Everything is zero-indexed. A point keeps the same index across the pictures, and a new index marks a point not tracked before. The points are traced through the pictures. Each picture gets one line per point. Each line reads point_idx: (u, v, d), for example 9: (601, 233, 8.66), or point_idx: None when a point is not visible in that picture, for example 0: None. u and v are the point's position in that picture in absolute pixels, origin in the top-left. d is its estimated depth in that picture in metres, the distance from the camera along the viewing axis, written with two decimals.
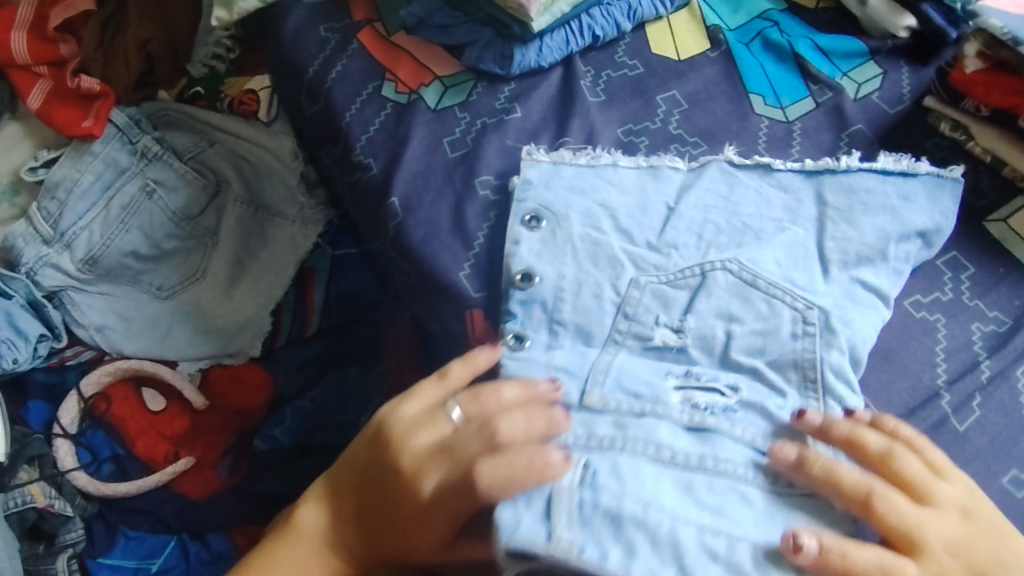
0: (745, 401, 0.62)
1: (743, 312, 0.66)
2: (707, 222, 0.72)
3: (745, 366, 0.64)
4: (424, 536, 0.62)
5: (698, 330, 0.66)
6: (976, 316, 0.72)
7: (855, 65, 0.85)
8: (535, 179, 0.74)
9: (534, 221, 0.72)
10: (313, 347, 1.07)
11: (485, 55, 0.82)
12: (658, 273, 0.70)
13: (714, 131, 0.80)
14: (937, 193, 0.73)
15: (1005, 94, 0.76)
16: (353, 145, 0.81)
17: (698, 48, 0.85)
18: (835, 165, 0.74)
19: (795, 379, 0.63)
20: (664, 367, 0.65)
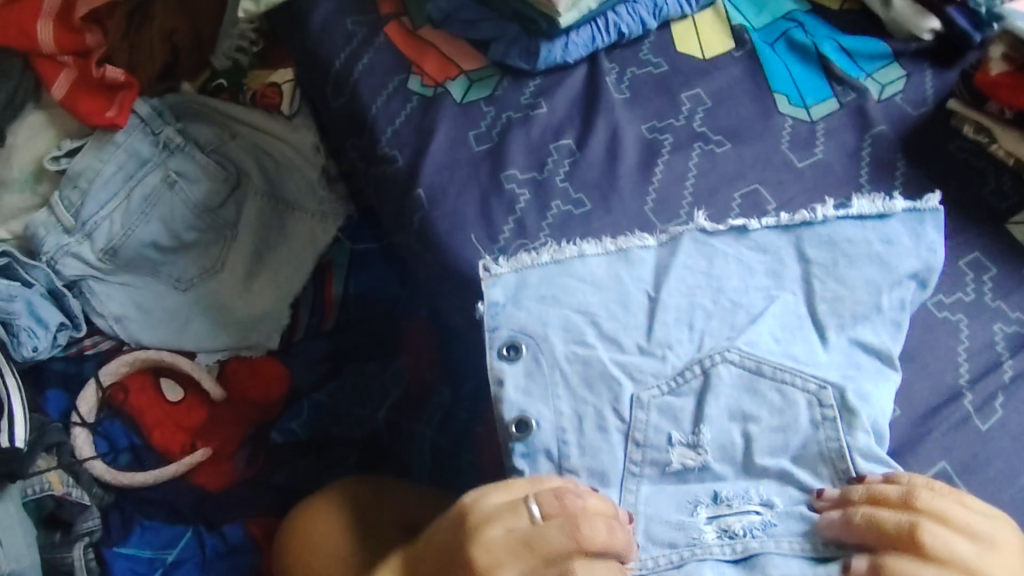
0: (782, 512, 0.60)
1: (756, 403, 0.64)
2: (695, 307, 0.68)
3: (773, 469, 0.62)
4: None
5: (715, 440, 0.63)
6: (999, 316, 0.72)
7: (879, 67, 0.85)
8: (502, 299, 0.69)
9: (512, 351, 0.66)
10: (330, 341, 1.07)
11: (511, 50, 0.82)
12: (657, 382, 0.65)
13: (738, 128, 0.80)
14: (918, 230, 0.70)
15: None
16: (379, 137, 0.81)
17: (722, 46, 0.85)
18: (810, 217, 0.71)
19: (827, 473, 0.61)
20: (689, 495, 0.62)
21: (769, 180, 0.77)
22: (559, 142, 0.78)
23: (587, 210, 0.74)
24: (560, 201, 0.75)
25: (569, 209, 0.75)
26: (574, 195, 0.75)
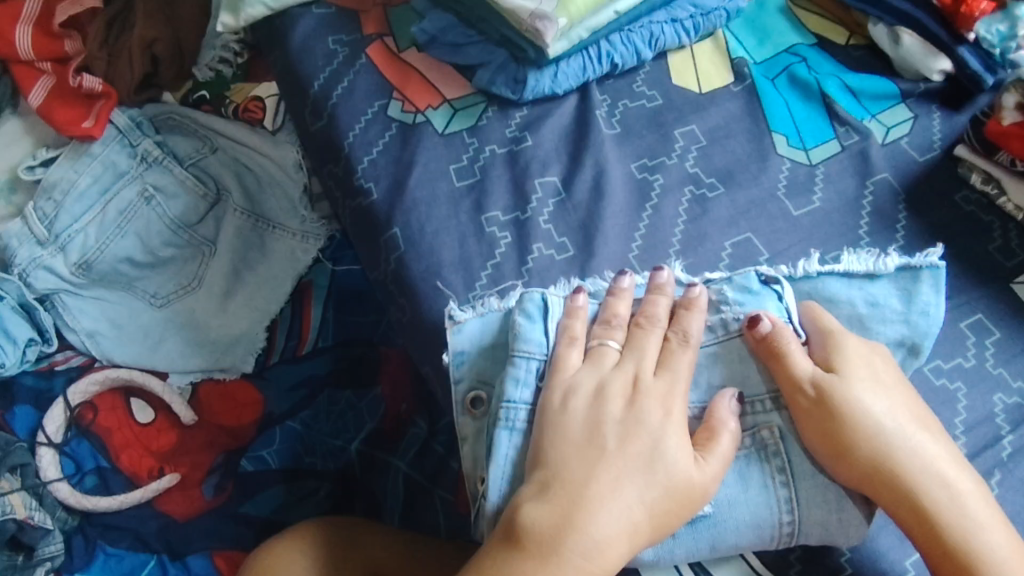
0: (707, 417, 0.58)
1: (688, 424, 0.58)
2: None
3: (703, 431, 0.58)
4: (632, 449, 0.53)
5: None
6: (999, 386, 0.67)
7: (884, 107, 0.81)
8: (468, 348, 0.63)
9: (478, 404, 0.62)
10: (312, 366, 1.02)
11: (497, 78, 0.77)
12: None
13: (732, 171, 0.75)
14: (911, 290, 0.64)
15: None
16: (355, 167, 0.76)
17: (720, 80, 0.82)
18: (790, 271, 0.65)
19: (748, 445, 0.58)
20: None
21: (763, 229, 0.72)
22: (544, 178, 0.73)
23: (570, 255, 0.69)
24: (542, 243, 0.70)
25: (551, 253, 0.69)
26: (557, 239, 0.70)
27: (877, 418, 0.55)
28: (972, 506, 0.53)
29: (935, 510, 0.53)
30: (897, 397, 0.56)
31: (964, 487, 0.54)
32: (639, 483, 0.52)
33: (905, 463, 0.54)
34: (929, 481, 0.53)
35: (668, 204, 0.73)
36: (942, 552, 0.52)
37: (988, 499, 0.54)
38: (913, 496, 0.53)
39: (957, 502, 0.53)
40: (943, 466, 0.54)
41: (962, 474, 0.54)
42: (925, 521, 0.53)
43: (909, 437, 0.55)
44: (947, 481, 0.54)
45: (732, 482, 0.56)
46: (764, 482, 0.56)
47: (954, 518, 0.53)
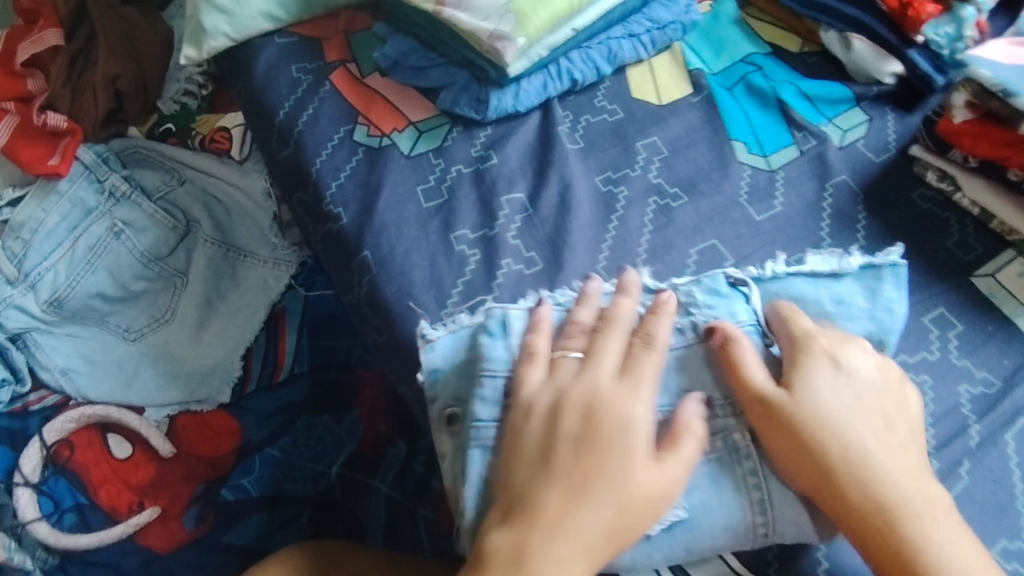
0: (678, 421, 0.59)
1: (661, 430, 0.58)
2: None
3: None
4: (593, 463, 0.53)
5: None
6: (964, 376, 0.69)
7: (840, 112, 0.83)
8: (441, 365, 0.64)
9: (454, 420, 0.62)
10: (290, 392, 1.03)
11: (461, 99, 0.78)
12: None
13: (695, 180, 0.77)
14: (874, 287, 0.66)
15: (996, 146, 0.72)
16: (323, 193, 0.77)
17: (679, 92, 0.83)
18: (758, 273, 0.67)
19: (720, 449, 0.58)
20: None
21: (727, 235, 0.73)
22: (511, 194, 0.74)
23: (539, 270, 0.70)
24: (511, 259, 0.70)
25: (521, 268, 0.70)
26: (526, 254, 0.71)
27: (830, 426, 0.54)
28: (925, 521, 0.52)
29: (884, 521, 0.52)
30: (858, 404, 0.56)
31: (918, 501, 0.52)
32: (600, 495, 0.52)
33: (856, 470, 0.53)
34: (880, 491, 0.53)
35: (633, 215, 0.74)
36: (891, 558, 0.51)
37: (947, 515, 0.52)
38: (861, 505, 0.52)
39: (911, 513, 0.52)
40: (898, 477, 0.53)
41: (917, 488, 0.53)
42: (874, 532, 0.52)
43: (864, 447, 0.54)
44: (899, 492, 0.52)
45: (706, 485, 0.57)
46: (737, 485, 0.57)
47: (907, 527, 0.51)
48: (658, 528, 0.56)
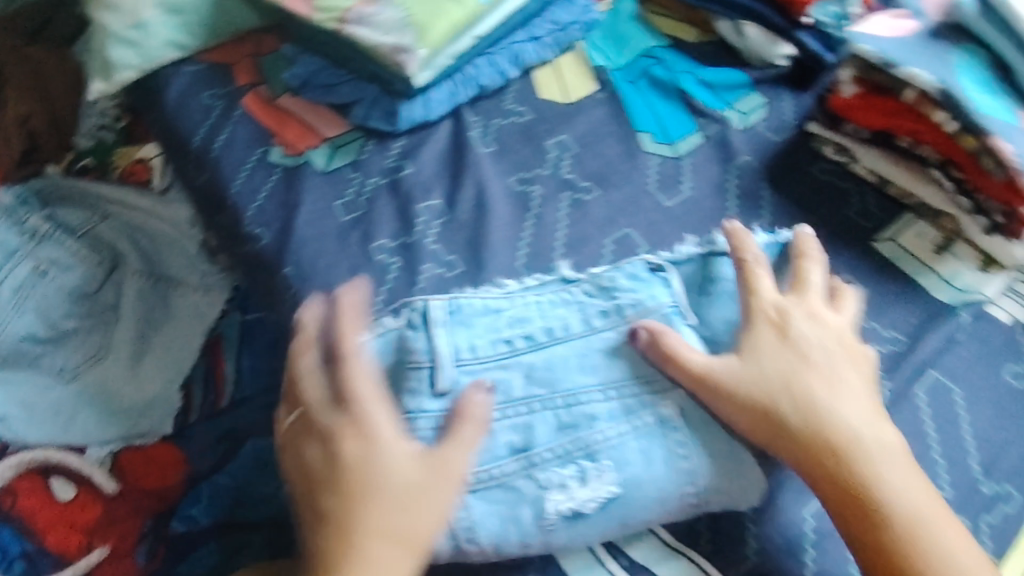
0: (606, 400, 0.59)
1: (586, 411, 0.59)
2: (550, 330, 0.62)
3: (603, 413, 0.59)
4: (364, 507, 0.55)
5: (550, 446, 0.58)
6: (874, 335, 0.71)
7: (739, 96, 0.86)
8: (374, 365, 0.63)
9: None
10: (235, 415, 1.02)
11: (372, 113, 0.80)
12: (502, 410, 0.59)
13: (605, 173, 0.79)
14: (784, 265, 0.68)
15: (883, 115, 0.75)
16: (243, 215, 0.78)
17: (585, 89, 0.86)
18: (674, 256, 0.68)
19: (647, 421, 0.58)
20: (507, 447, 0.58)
21: (640, 223, 0.76)
22: (427, 201, 0.75)
23: (459, 272, 0.72)
24: (431, 264, 0.72)
25: (441, 272, 0.71)
26: (445, 258, 0.72)
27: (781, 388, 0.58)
28: (882, 463, 0.56)
29: (847, 471, 0.56)
30: (801, 365, 0.59)
31: (874, 444, 0.57)
32: (368, 528, 0.55)
33: (811, 427, 0.57)
34: (839, 441, 0.56)
35: (547, 211, 0.76)
36: (853, 503, 0.55)
37: (898, 453, 0.57)
38: (823, 458, 0.56)
39: (863, 455, 0.56)
40: (856, 425, 0.57)
41: (872, 430, 0.57)
42: (837, 483, 0.56)
43: (820, 402, 0.58)
44: (856, 440, 0.56)
45: (636, 459, 0.57)
46: (666, 455, 0.58)
47: (864, 474, 0.55)
48: (592, 505, 0.56)
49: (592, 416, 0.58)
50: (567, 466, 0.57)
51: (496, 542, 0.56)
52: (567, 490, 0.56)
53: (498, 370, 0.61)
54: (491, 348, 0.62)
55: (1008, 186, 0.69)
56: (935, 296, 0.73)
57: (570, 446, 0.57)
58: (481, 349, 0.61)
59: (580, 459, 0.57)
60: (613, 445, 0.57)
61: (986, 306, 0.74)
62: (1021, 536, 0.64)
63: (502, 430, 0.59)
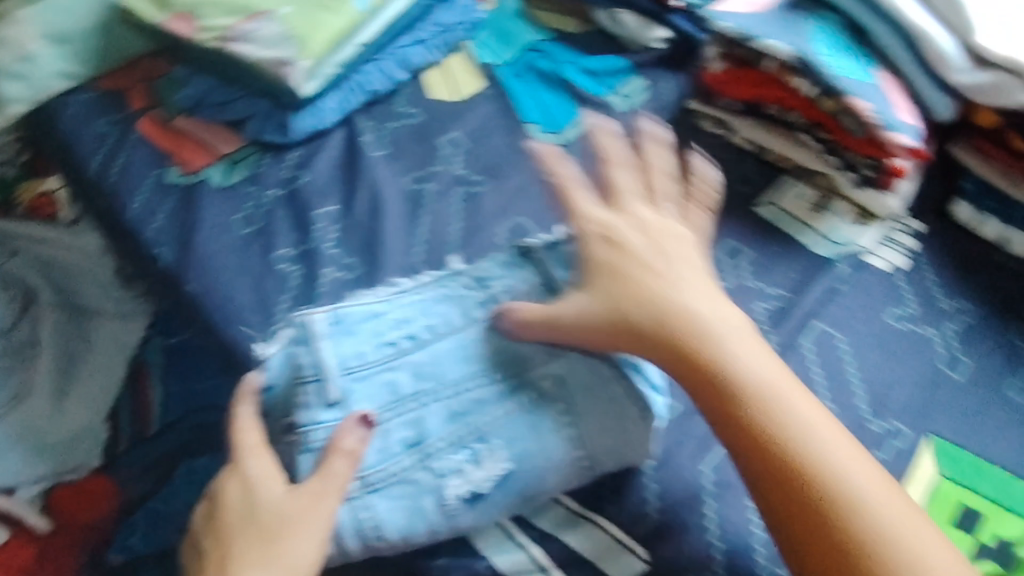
0: (489, 386, 0.62)
1: (472, 399, 0.61)
2: (428, 325, 0.65)
3: (488, 396, 0.62)
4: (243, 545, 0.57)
5: (444, 433, 0.60)
6: (758, 294, 0.75)
7: (622, 81, 0.90)
8: (275, 381, 0.64)
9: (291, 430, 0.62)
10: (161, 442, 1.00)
11: (266, 126, 0.82)
12: (391, 407, 0.61)
13: (496, 166, 0.82)
14: None
15: (751, 87, 0.81)
16: (144, 237, 0.79)
17: (475, 86, 0.89)
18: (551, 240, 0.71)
19: (534, 400, 0.62)
20: (402, 441, 0.60)
21: (533, 210, 0.78)
22: (323, 208, 0.77)
23: (359, 272, 0.73)
24: (331, 267, 0.73)
25: (341, 274, 0.73)
26: (345, 260, 0.74)
27: (609, 284, 0.62)
28: (706, 324, 0.59)
29: (677, 337, 0.58)
30: (627, 263, 0.63)
31: (699, 311, 0.59)
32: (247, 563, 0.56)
33: (649, 326, 0.60)
34: (664, 315, 0.59)
35: (441, 206, 0.78)
36: (690, 367, 0.57)
37: (730, 318, 0.60)
38: (656, 333, 0.59)
39: (693, 322, 0.59)
40: (678, 298, 0.60)
41: (697, 301, 0.60)
42: (671, 352, 0.58)
43: (641, 285, 0.62)
44: (679, 308, 0.60)
45: (525, 437, 0.60)
46: (552, 427, 0.60)
47: (688, 336, 0.58)
48: (487, 485, 0.59)
49: (479, 401, 0.61)
50: (461, 450, 0.60)
51: (403, 532, 0.58)
52: (464, 474, 0.59)
53: (386, 371, 0.63)
54: (376, 350, 0.64)
55: (868, 141, 0.76)
56: (815, 251, 0.78)
57: (462, 432, 0.60)
58: (369, 354, 0.63)
59: (472, 442, 0.60)
60: (501, 426, 0.60)
61: (864, 256, 0.78)
62: (915, 468, 0.67)
63: (396, 427, 0.61)
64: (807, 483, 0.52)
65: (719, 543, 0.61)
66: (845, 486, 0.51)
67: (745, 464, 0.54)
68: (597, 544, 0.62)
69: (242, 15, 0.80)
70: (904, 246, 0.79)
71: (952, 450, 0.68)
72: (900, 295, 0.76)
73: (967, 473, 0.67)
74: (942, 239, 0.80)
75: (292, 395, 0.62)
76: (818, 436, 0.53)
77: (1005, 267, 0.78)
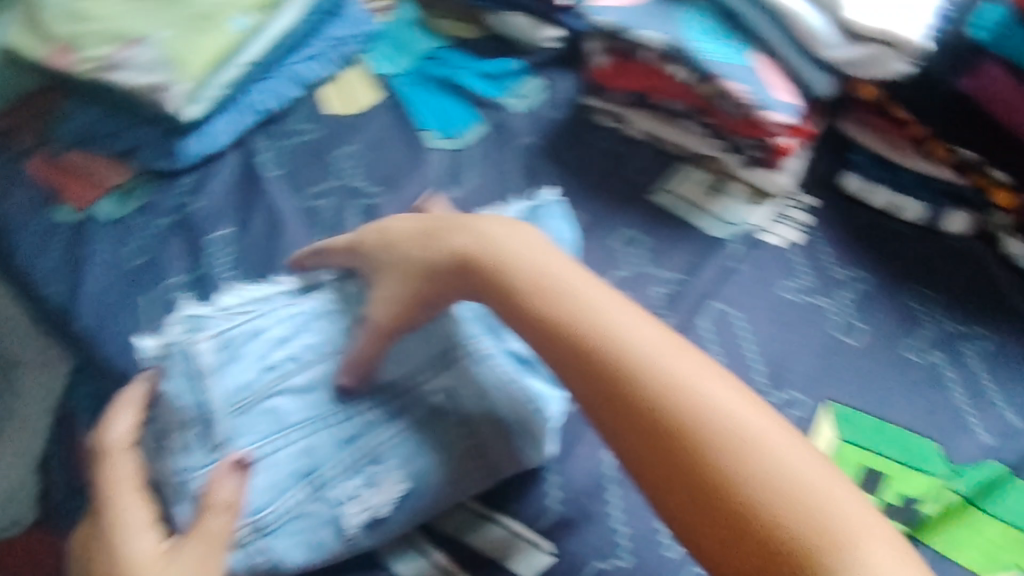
0: (374, 411, 0.60)
1: (357, 425, 0.60)
2: (303, 346, 0.63)
3: (373, 420, 0.60)
4: None
5: (331, 460, 0.58)
6: (655, 280, 0.76)
7: (518, 82, 0.91)
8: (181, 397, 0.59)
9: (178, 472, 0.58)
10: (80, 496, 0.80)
11: (155, 155, 0.82)
12: (276, 439, 0.58)
13: (392, 176, 0.82)
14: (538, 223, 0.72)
15: (638, 80, 0.84)
16: (34, 277, 0.77)
17: (374, 99, 0.89)
18: None
19: (424, 416, 0.61)
20: (294, 473, 0.58)
21: None
22: (216, 231, 0.77)
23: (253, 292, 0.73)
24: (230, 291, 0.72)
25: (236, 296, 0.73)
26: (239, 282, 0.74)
27: (444, 246, 0.62)
28: (537, 271, 0.58)
29: (511, 286, 0.57)
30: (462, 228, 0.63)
31: (527, 257, 0.59)
32: None
33: (485, 288, 0.59)
34: (498, 267, 0.59)
35: (336, 219, 0.78)
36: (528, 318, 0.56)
37: (570, 267, 0.58)
38: (495, 287, 0.58)
39: (524, 271, 0.58)
40: (508, 248, 0.60)
41: (528, 249, 0.60)
42: (510, 304, 0.57)
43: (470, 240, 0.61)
44: (509, 258, 0.59)
45: (414, 459, 0.59)
46: (442, 445, 0.60)
47: (516, 283, 0.57)
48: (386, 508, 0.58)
49: (367, 426, 0.60)
50: (355, 475, 0.58)
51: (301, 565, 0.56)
52: (362, 499, 0.58)
53: (269, 398, 0.60)
54: (259, 374, 0.60)
55: (747, 122, 0.79)
56: (710, 233, 0.79)
57: (355, 456, 0.59)
58: (252, 382, 0.60)
59: (365, 466, 0.58)
60: (396, 446, 0.59)
61: (759, 234, 0.80)
62: (816, 436, 0.67)
63: (285, 458, 0.58)
64: (660, 418, 0.49)
65: (622, 529, 0.61)
66: (701, 419, 0.48)
67: (602, 418, 0.51)
68: (495, 538, 0.62)
69: (119, 42, 0.81)
70: (798, 222, 0.81)
71: (851, 414, 0.69)
72: (794, 268, 0.78)
73: (867, 436, 0.68)
74: (832, 211, 0.83)
75: (169, 442, 0.59)
76: (691, 385, 0.50)
77: (893, 233, 0.81)
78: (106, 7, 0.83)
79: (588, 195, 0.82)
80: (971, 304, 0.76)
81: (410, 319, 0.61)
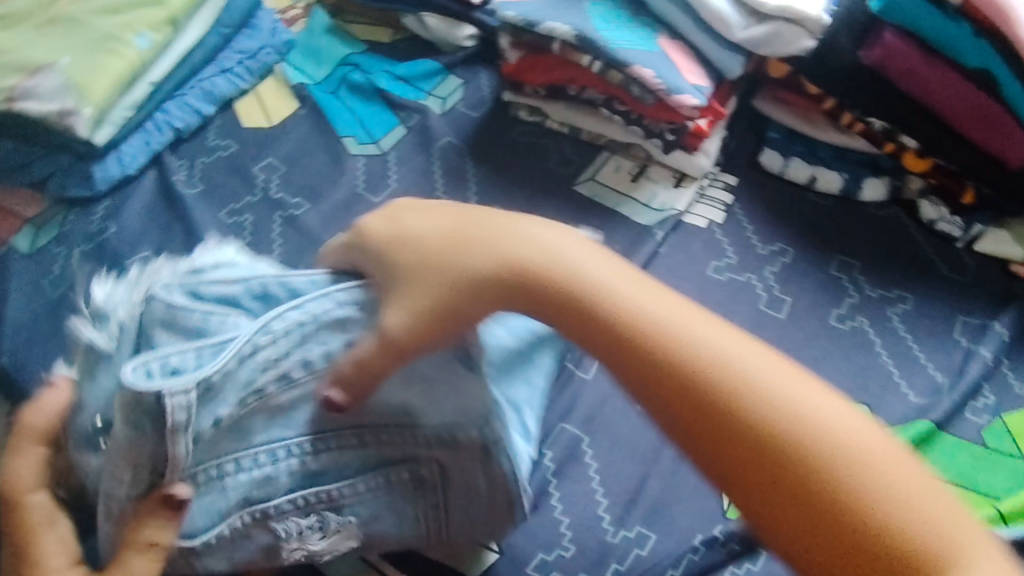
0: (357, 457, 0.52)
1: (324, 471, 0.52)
2: (296, 359, 0.50)
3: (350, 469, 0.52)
4: None
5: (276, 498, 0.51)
6: None
7: (435, 82, 0.91)
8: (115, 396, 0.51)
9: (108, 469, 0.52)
10: None
11: (69, 182, 0.80)
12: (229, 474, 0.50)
13: (315, 186, 0.81)
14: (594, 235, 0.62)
15: (547, 71, 0.83)
16: None
17: (287, 108, 0.88)
18: None
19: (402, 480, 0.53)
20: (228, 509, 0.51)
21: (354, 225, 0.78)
22: (137, 255, 0.75)
23: None
24: None
25: None
26: None
27: (474, 247, 0.48)
28: (608, 284, 0.47)
29: (583, 303, 0.47)
30: (498, 227, 0.50)
31: (588, 264, 0.48)
32: None
33: (546, 298, 0.47)
34: (561, 278, 0.47)
35: (260, 234, 0.77)
36: (614, 341, 0.45)
37: (634, 279, 0.48)
38: (559, 303, 0.47)
39: (592, 285, 0.47)
40: (560, 255, 0.48)
41: (580, 250, 0.49)
42: (582, 323, 0.47)
43: (518, 245, 0.48)
44: (571, 270, 0.48)
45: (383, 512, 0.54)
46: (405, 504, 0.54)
47: (597, 304, 0.46)
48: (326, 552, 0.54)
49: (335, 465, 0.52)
50: (305, 516, 0.52)
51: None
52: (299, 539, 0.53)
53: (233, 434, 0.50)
54: (235, 401, 0.49)
55: (660, 106, 0.78)
56: (636, 219, 0.80)
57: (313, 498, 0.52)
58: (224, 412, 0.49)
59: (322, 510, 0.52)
60: (362, 499, 0.53)
61: (685, 218, 0.81)
62: None
63: (232, 484, 0.50)
64: (779, 445, 0.41)
65: (565, 519, 0.61)
66: (812, 436, 0.41)
67: (696, 446, 0.43)
68: None
69: (24, 72, 0.79)
70: (719, 202, 0.83)
71: None
72: (721, 247, 0.79)
73: None
74: (753, 188, 0.84)
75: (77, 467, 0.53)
76: (797, 399, 0.42)
77: (813, 205, 0.83)
78: (8, 40, 0.81)
79: (513, 192, 0.82)
80: (893, 269, 0.78)
81: (432, 339, 0.48)
